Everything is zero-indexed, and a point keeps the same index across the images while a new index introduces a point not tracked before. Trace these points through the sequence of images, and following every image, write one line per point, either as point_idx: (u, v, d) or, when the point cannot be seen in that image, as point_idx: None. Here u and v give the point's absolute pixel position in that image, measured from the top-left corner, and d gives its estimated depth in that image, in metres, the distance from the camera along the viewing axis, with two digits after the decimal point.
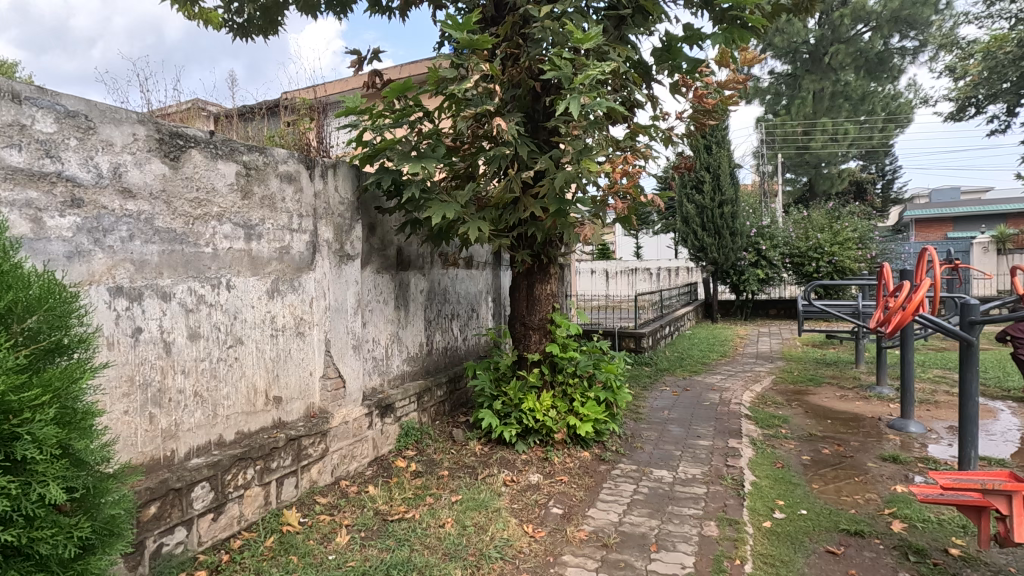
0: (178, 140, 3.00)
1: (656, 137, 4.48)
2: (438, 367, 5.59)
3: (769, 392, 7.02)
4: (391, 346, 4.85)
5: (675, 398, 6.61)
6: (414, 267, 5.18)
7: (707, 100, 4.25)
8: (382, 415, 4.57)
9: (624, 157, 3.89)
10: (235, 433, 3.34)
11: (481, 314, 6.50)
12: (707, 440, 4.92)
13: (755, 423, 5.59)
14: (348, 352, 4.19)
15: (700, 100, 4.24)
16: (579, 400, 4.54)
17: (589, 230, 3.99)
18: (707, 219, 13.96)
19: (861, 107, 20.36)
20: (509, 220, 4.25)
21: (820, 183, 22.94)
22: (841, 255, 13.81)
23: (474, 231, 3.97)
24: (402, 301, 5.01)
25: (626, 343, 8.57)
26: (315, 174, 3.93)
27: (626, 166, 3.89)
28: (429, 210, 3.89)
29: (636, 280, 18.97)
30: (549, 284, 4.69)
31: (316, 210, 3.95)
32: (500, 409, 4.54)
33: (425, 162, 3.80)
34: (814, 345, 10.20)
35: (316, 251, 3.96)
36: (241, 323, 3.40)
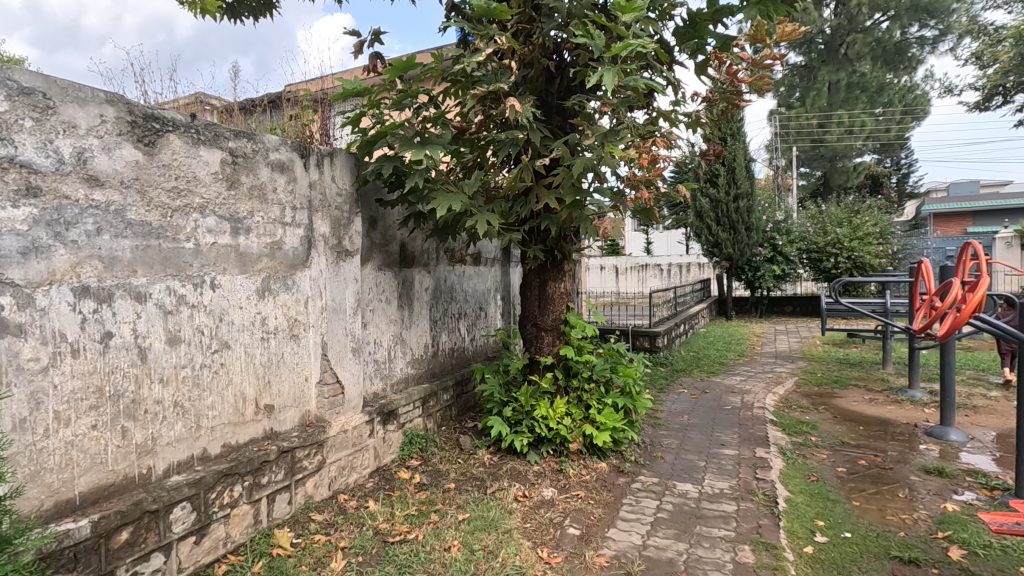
0: (154, 123, 2.70)
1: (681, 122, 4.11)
2: (444, 369, 5.29)
3: (793, 395, 6.65)
4: (393, 348, 4.55)
5: (694, 401, 6.27)
6: (419, 264, 4.87)
7: (741, 79, 3.89)
8: (384, 423, 4.27)
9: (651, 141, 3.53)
10: (221, 447, 3.05)
11: (489, 313, 6.19)
12: (733, 449, 4.58)
13: (782, 429, 5.24)
14: (347, 356, 3.89)
15: (733, 79, 3.89)
16: (595, 407, 4.21)
17: (611, 224, 3.60)
18: (722, 214, 13.58)
19: (878, 98, 19.79)
20: (520, 213, 3.93)
21: (835, 177, 22.37)
22: (861, 250, 13.29)
23: (483, 224, 3.65)
24: (405, 300, 4.70)
25: (640, 342, 8.23)
26: (311, 164, 3.62)
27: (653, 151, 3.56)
28: (434, 202, 3.58)
29: (647, 276, 18.58)
30: (563, 282, 4.36)
31: (311, 202, 3.64)
32: (511, 416, 4.23)
33: (430, 150, 3.49)
34: (835, 344, 9.80)
35: (312, 247, 3.65)
36: (228, 325, 3.10)
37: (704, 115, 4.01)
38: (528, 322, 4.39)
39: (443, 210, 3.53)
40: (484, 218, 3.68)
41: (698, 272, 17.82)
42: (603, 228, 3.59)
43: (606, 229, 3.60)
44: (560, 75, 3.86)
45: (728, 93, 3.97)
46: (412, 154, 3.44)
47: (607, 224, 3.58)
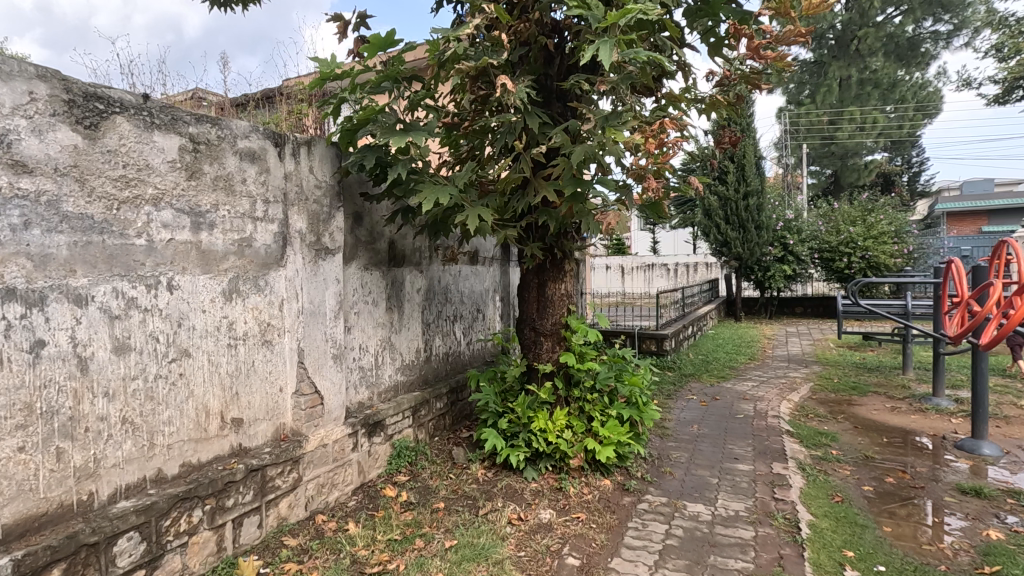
0: (97, 103, 2.39)
1: (695, 107, 3.74)
2: (438, 375, 4.97)
3: (808, 402, 6.29)
4: (381, 354, 4.23)
5: (703, 409, 5.91)
6: (410, 263, 4.56)
7: (764, 53, 3.41)
8: (369, 435, 3.95)
9: (660, 123, 3.18)
10: (180, 467, 2.73)
11: (487, 315, 5.87)
12: (748, 464, 4.23)
13: (799, 441, 4.88)
14: (327, 363, 3.56)
15: (756, 53, 3.40)
16: (598, 419, 3.87)
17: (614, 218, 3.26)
18: (731, 213, 13.21)
19: (891, 94, 19.29)
20: (517, 208, 3.60)
21: (846, 175, 21.81)
22: (875, 250, 12.84)
23: (475, 219, 3.32)
24: (395, 301, 4.39)
25: (646, 346, 7.88)
26: (286, 153, 3.31)
27: (663, 135, 3.21)
28: (420, 195, 3.26)
29: (653, 276, 18.21)
30: (564, 283, 4.02)
31: (287, 195, 3.33)
32: (506, 429, 3.90)
33: (414, 137, 3.17)
34: (850, 347, 9.40)
35: (287, 245, 3.33)
36: (188, 331, 2.78)
37: (719, 96, 3.62)
38: (526, 326, 4.05)
39: (430, 204, 3.20)
40: (477, 213, 3.35)
41: (705, 272, 17.42)
42: (606, 222, 3.24)
43: (609, 223, 3.26)
44: (560, 55, 3.52)
45: (747, 72, 3.61)
46: (394, 142, 3.13)
47: (611, 218, 3.23)
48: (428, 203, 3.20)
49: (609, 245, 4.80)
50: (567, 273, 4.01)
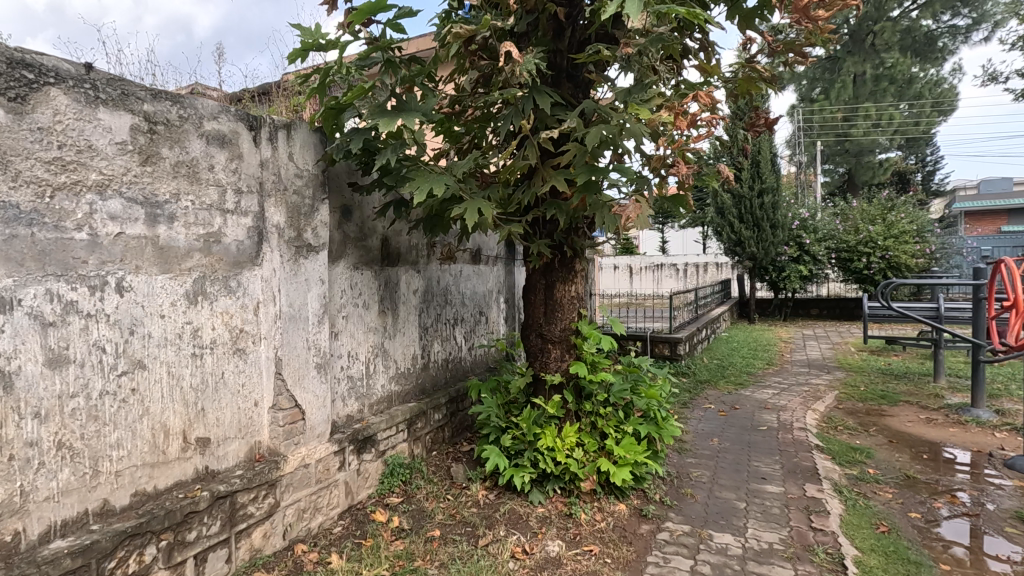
0: (26, 72, 2.02)
1: (726, 83, 3.32)
2: (436, 384, 4.59)
3: (835, 412, 5.86)
4: (373, 362, 3.86)
5: (723, 420, 5.49)
6: (405, 262, 4.18)
7: (814, 16, 2.97)
8: (359, 452, 3.58)
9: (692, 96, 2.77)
10: (131, 496, 2.37)
11: (490, 318, 5.49)
12: (777, 486, 3.82)
13: (831, 458, 4.46)
14: (309, 373, 3.18)
15: (805, 14, 2.96)
16: (612, 437, 3.48)
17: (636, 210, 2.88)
18: (745, 211, 12.74)
19: (907, 90, 18.43)
20: (523, 200, 3.21)
21: (860, 173, 21.13)
22: (896, 250, 12.35)
23: (474, 213, 2.93)
24: (388, 304, 4.01)
25: (659, 350, 7.47)
26: (262, 138, 2.93)
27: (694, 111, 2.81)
28: (411, 185, 2.86)
29: (663, 276, 17.77)
30: (574, 284, 3.61)
31: (263, 185, 2.95)
32: (510, 446, 3.52)
33: (406, 118, 2.78)
34: (874, 352, 8.94)
35: (262, 241, 2.96)
36: (142, 340, 2.41)
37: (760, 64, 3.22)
38: (532, 332, 3.66)
39: (423, 194, 2.81)
40: (477, 205, 2.95)
41: (717, 272, 16.96)
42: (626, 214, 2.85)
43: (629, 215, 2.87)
44: (571, 27, 3.12)
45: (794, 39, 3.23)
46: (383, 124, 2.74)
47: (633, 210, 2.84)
48: (421, 194, 2.81)
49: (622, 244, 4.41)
50: (577, 273, 3.61)
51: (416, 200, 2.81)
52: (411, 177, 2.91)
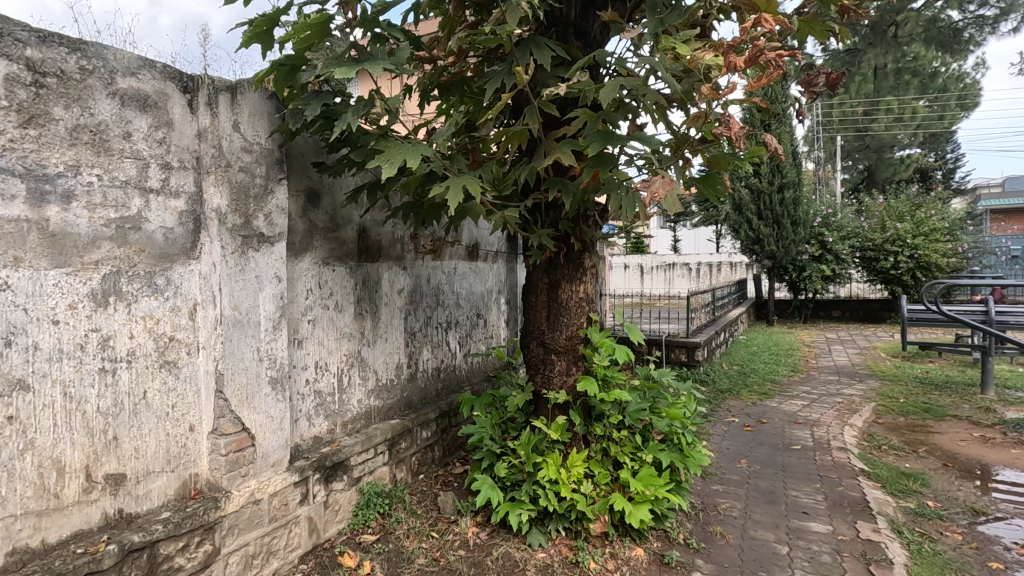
0: None
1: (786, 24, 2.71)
2: (425, 396, 4.03)
3: (875, 428, 5.23)
4: (346, 374, 3.31)
5: (749, 436, 4.90)
6: (387, 257, 3.63)
7: None
8: (327, 480, 3.04)
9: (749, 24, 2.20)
10: (6, 556, 1.83)
11: (489, 321, 4.93)
12: (823, 524, 3.22)
13: (880, 485, 3.85)
14: (261, 391, 2.63)
15: None
16: (628, 466, 2.90)
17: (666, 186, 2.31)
18: (764, 207, 12.05)
19: (931, 84, 17.50)
20: (521, 180, 2.65)
21: (881, 170, 20.36)
22: (926, 249, 11.59)
23: (457, 192, 2.36)
24: (367, 306, 3.47)
25: (675, 355, 6.86)
26: (198, 103, 2.39)
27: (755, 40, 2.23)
28: (379, 157, 2.31)
29: (676, 275, 17.13)
30: (583, 283, 3.03)
31: (200, 161, 2.41)
32: (506, 477, 2.95)
33: (369, 69, 2.23)
34: (907, 358, 8.28)
35: (199, 229, 2.42)
36: (24, 354, 1.88)
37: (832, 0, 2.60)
38: (532, 340, 3.09)
39: (393, 168, 2.25)
40: (462, 183, 2.39)
41: (732, 272, 16.27)
42: (651, 191, 2.28)
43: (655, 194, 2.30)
44: None
45: None
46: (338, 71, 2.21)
47: (660, 187, 2.26)
48: (389, 169, 2.25)
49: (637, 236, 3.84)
50: (586, 271, 3.03)
51: (383, 176, 2.25)
52: (379, 148, 2.35)
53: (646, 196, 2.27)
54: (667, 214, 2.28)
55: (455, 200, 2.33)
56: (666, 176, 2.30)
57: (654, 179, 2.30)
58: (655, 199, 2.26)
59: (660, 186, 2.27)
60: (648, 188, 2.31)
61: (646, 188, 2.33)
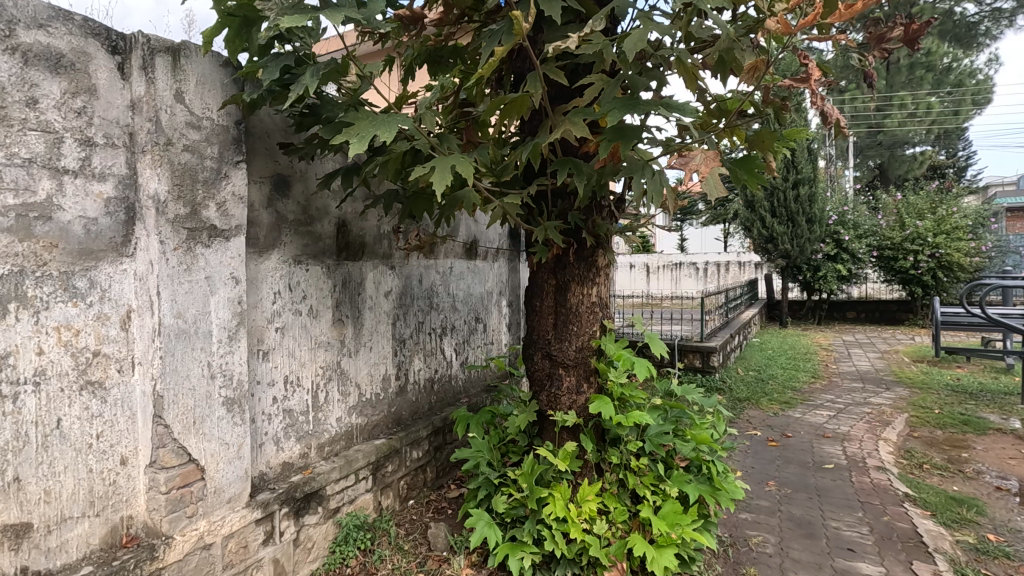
0: None
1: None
2: (416, 411, 3.61)
3: (912, 443, 4.77)
4: (322, 389, 2.88)
5: (775, 452, 4.46)
6: (372, 255, 3.21)
7: None
8: (297, 514, 2.62)
9: None
10: None
11: (489, 325, 4.50)
12: (872, 564, 2.78)
13: (931, 514, 3.39)
14: (212, 415, 2.20)
15: None
16: (650, 501, 2.45)
17: (711, 163, 1.87)
18: (778, 204, 11.57)
19: (947, 78, 16.75)
20: (521, 163, 2.21)
21: (895, 167, 19.85)
22: (948, 247, 11.07)
23: (445, 173, 1.91)
24: (348, 311, 3.05)
25: (689, 360, 6.44)
26: (131, 67, 1.97)
27: None
28: (347, 129, 1.86)
29: (684, 275, 16.69)
30: (596, 286, 2.60)
31: (134, 137, 1.99)
32: (506, 512, 2.51)
33: (329, 18, 1.81)
34: (935, 364, 7.80)
35: (133, 221, 1.99)
36: None
37: None
38: (536, 352, 2.65)
39: (364, 142, 1.80)
40: (451, 162, 1.94)
41: (741, 272, 15.79)
42: (695, 167, 1.83)
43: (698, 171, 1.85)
44: None
45: None
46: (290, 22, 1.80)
47: (707, 162, 1.82)
48: (360, 142, 1.80)
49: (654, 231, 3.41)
50: (600, 272, 2.60)
51: (352, 151, 1.79)
52: (347, 119, 1.90)
53: (690, 172, 1.82)
54: (712, 197, 1.83)
55: (441, 183, 1.88)
56: (712, 150, 1.86)
57: (698, 153, 1.85)
58: (700, 177, 1.81)
59: (708, 161, 1.82)
60: (691, 164, 1.86)
61: (687, 164, 1.88)
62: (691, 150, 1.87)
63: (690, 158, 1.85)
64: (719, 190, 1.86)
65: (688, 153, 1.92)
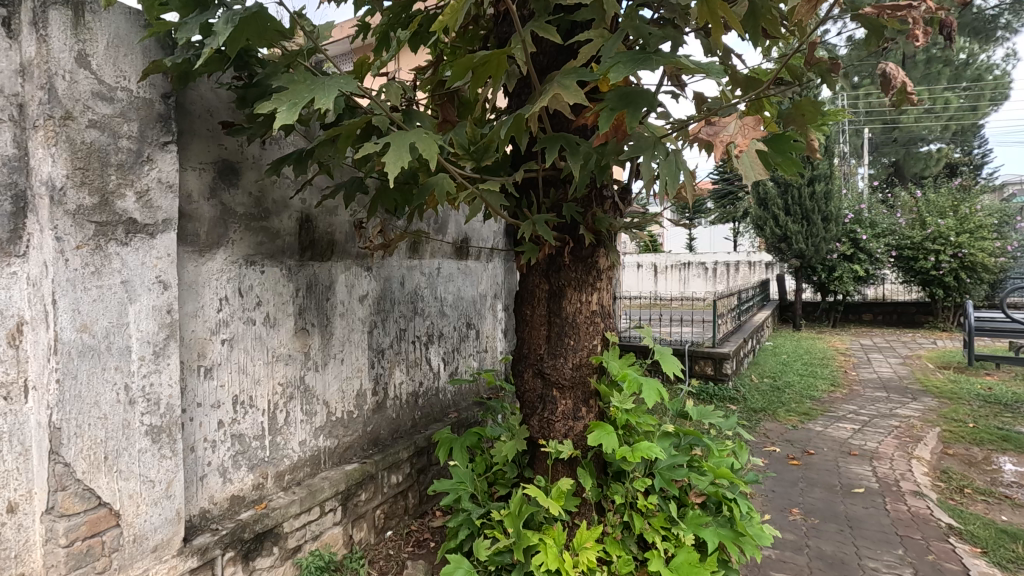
0: None
1: None
2: (397, 430, 3.23)
3: (949, 462, 4.32)
4: (281, 409, 2.50)
5: (798, 473, 4.04)
6: (343, 254, 2.83)
7: None
8: (246, 558, 2.23)
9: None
10: None
11: (483, 331, 4.11)
12: None
13: (983, 553, 2.95)
14: (130, 448, 1.81)
15: None
16: (661, 550, 2.03)
17: (749, 134, 1.44)
18: (792, 201, 11.08)
19: (965, 73, 16.18)
20: (503, 144, 1.82)
21: (911, 165, 19.27)
22: (972, 247, 10.54)
23: (400, 151, 1.51)
24: (314, 319, 2.67)
25: (700, 367, 6.02)
26: (20, 22, 1.59)
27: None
28: (277, 95, 1.47)
29: (693, 275, 16.22)
30: (597, 293, 2.20)
31: (25, 110, 1.61)
32: (489, 560, 2.11)
33: None
34: (963, 371, 7.31)
35: (24, 214, 1.62)
36: None
37: None
38: (526, 369, 2.26)
39: (295, 110, 1.41)
40: (407, 138, 1.53)
41: (751, 272, 15.31)
42: (730, 137, 1.40)
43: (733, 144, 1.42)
44: None
45: None
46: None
47: (745, 132, 1.39)
48: (291, 111, 1.41)
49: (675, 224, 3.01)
50: (602, 275, 2.20)
51: (280, 122, 1.40)
52: (280, 84, 1.52)
53: (722, 144, 1.40)
54: (747, 179, 1.42)
55: (396, 165, 1.48)
56: (751, 116, 1.42)
57: (733, 120, 1.42)
58: (736, 150, 1.38)
59: (746, 130, 1.39)
60: (724, 135, 1.42)
61: (718, 134, 1.45)
62: (723, 116, 1.44)
63: (723, 126, 1.42)
64: (756, 171, 1.45)
65: (718, 120, 1.49)
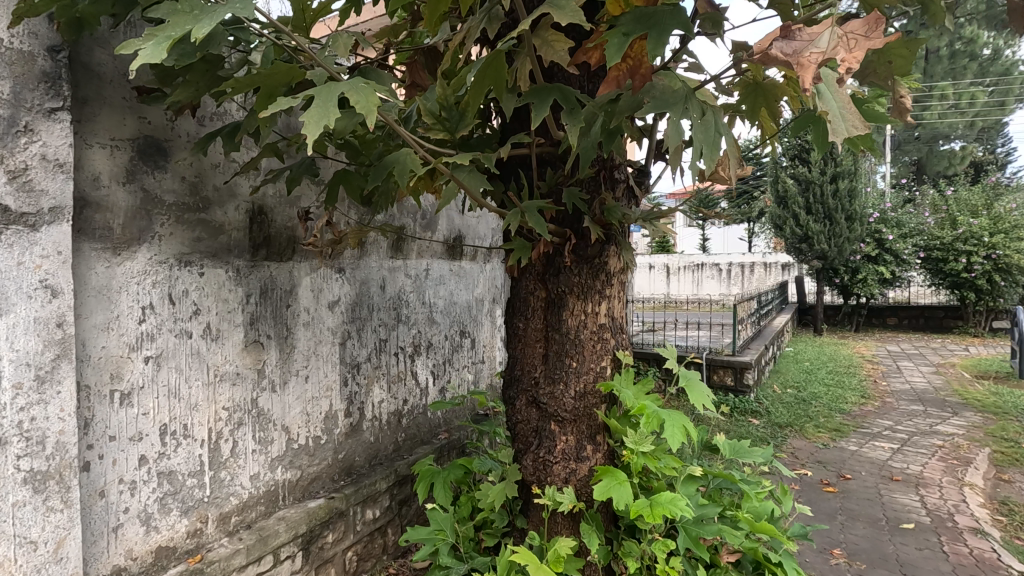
0: None
1: None
2: (376, 455, 2.80)
3: (1006, 490, 3.81)
4: (225, 438, 2.08)
5: (835, 502, 3.55)
6: (307, 254, 2.41)
7: None
8: None
9: None
10: None
11: (480, 339, 3.68)
12: None
13: None
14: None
15: None
16: None
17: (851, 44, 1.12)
18: (814, 200, 10.49)
19: (992, 67, 15.49)
20: (477, 106, 1.41)
21: (935, 162, 18.56)
22: (1007, 248, 9.94)
23: (328, 104, 1.13)
24: (269, 329, 2.25)
25: (719, 377, 5.54)
26: None
27: None
28: (151, 31, 1.12)
29: (705, 276, 15.66)
30: (606, 302, 1.76)
31: None
32: None
33: None
34: (1003, 382, 6.75)
35: None
36: None
37: None
38: (518, 396, 1.82)
39: (163, 46, 1.06)
40: (337, 87, 1.15)
41: (766, 274, 14.74)
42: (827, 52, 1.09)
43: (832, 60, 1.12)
44: None
45: None
46: None
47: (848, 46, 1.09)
48: (157, 48, 1.06)
49: (726, 213, 2.63)
50: (612, 280, 1.76)
51: (145, 62, 1.06)
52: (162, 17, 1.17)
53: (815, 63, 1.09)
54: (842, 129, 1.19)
55: (318, 123, 1.10)
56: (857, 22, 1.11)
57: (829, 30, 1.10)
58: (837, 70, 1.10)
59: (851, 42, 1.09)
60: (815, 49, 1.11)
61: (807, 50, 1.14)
62: (813, 27, 1.13)
63: (812, 42, 1.11)
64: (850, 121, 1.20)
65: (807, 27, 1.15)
